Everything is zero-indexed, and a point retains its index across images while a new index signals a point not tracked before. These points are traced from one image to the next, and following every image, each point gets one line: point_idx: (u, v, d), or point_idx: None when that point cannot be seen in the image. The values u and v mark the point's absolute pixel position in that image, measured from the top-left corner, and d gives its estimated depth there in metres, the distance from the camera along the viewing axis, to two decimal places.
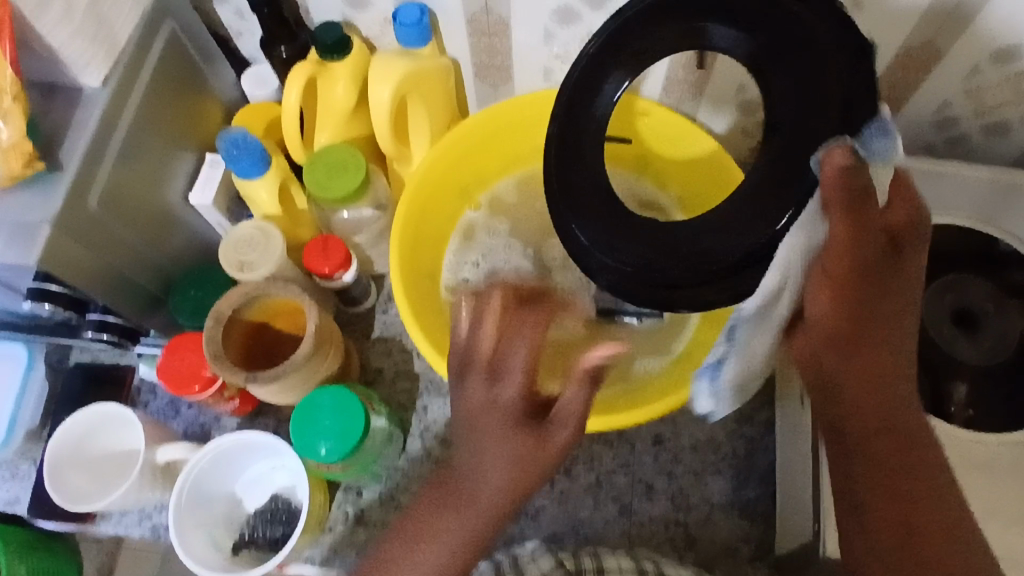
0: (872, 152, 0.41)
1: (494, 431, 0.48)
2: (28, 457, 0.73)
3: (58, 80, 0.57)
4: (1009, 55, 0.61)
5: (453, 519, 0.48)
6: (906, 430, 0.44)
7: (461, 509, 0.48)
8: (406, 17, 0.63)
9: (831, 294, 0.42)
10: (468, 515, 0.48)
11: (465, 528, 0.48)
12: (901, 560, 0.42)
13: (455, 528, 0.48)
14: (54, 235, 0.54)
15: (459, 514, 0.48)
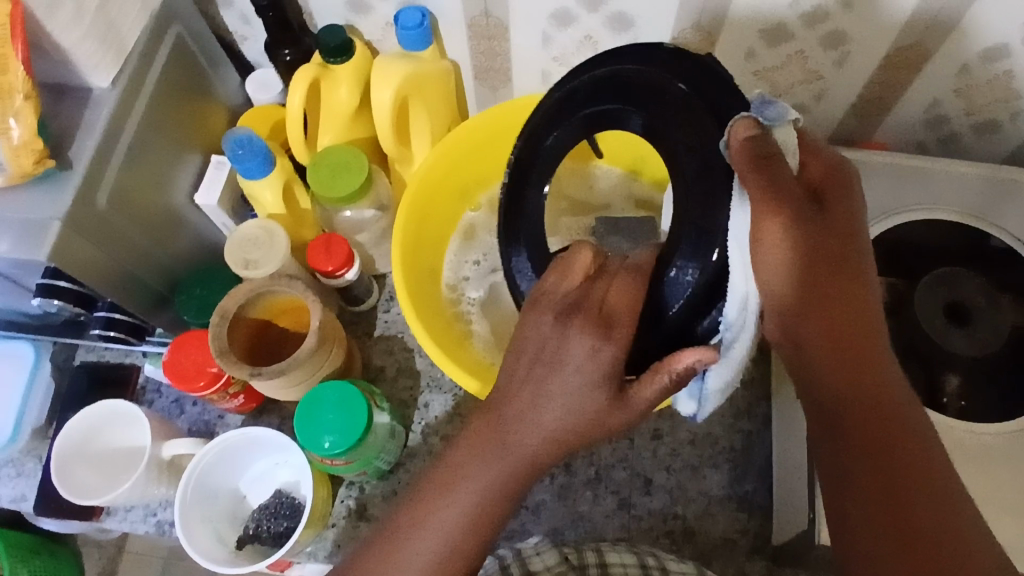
0: (770, 120, 0.44)
1: (536, 390, 0.46)
2: (34, 455, 0.74)
3: (68, 82, 0.58)
4: (996, 54, 0.63)
5: (482, 470, 0.47)
6: (877, 393, 0.46)
7: (497, 458, 0.47)
8: (407, 21, 0.65)
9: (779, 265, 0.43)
10: (500, 468, 0.47)
11: (497, 481, 0.47)
12: (879, 521, 0.45)
13: (486, 476, 0.48)
14: (63, 231, 0.55)
15: (488, 467, 0.47)
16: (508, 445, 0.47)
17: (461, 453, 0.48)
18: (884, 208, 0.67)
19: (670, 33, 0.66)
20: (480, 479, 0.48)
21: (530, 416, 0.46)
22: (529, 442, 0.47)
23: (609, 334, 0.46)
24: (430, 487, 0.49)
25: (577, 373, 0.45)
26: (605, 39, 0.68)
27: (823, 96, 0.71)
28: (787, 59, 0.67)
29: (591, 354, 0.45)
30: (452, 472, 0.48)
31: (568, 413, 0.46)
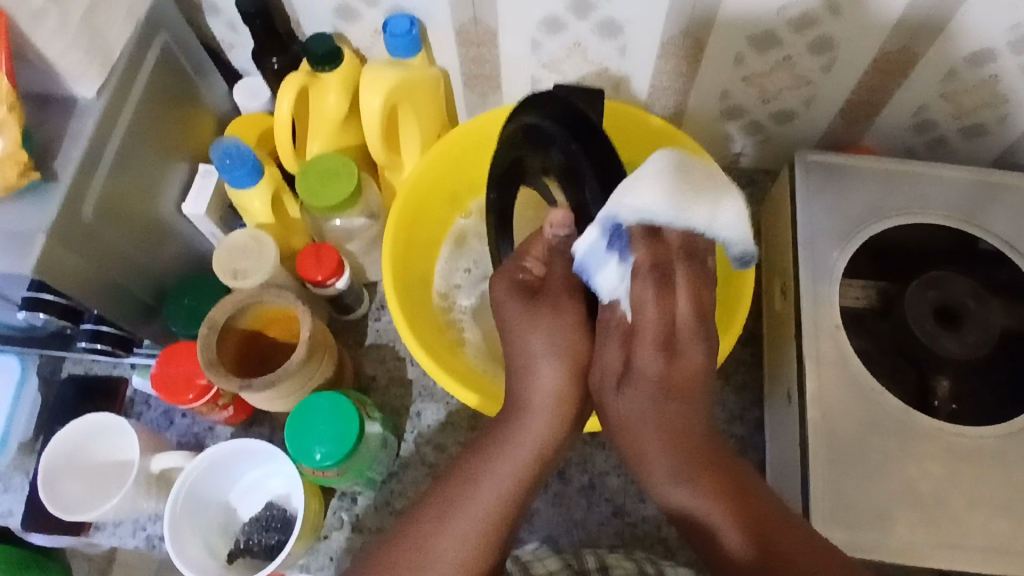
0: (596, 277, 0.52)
1: (520, 342, 0.54)
2: (21, 470, 0.73)
3: (52, 92, 0.57)
4: (982, 59, 0.63)
5: (515, 432, 0.52)
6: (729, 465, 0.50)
7: (519, 425, 0.53)
8: (396, 29, 0.65)
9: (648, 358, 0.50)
10: (529, 421, 0.53)
11: (531, 442, 0.52)
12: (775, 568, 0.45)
13: (519, 440, 0.52)
14: (48, 244, 0.54)
15: (516, 434, 0.52)
16: (528, 401, 0.53)
17: (489, 437, 0.53)
18: (877, 211, 0.66)
19: (659, 40, 0.66)
20: (514, 448, 0.52)
21: (533, 365, 0.53)
22: (540, 391, 0.53)
23: (500, 271, 0.60)
24: (464, 469, 0.52)
25: (510, 302, 0.56)
26: (595, 46, 0.68)
27: (812, 101, 0.71)
28: (775, 64, 0.67)
29: (516, 291, 0.57)
30: (487, 451, 0.52)
31: (548, 343, 0.53)
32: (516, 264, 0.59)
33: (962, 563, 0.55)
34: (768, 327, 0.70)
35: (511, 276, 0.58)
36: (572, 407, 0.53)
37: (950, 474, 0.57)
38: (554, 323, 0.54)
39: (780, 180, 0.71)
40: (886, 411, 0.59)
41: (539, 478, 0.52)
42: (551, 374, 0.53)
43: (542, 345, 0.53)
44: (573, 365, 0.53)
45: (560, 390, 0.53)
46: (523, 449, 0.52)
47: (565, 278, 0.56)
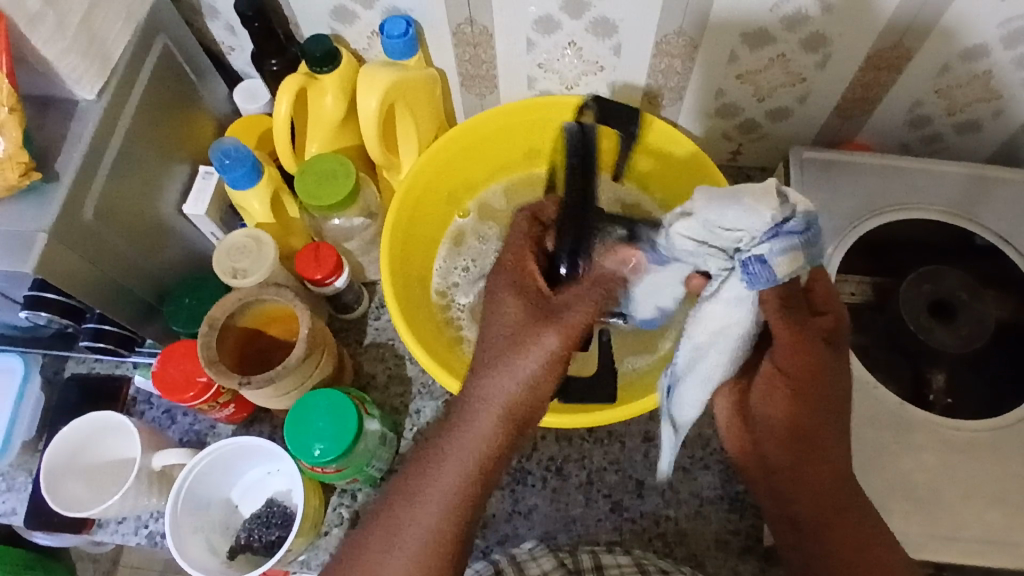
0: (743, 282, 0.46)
1: (493, 353, 0.51)
2: (24, 468, 0.74)
3: (53, 95, 0.58)
4: (975, 54, 0.63)
5: (454, 448, 0.50)
6: (839, 491, 0.52)
7: (461, 440, 0.50)
8: (393, 30, 0.65)
9: (775, 399, 0.52)
10: (468, 435, 0.50)
11: (470, 457, 0.50)
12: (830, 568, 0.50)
13: (459, 455, 0.50)
14: (50, 243, 0.55)
15: (456, 450, 0.50)
16: (468, 415, 0.51)
17: (430, 447, 0.51)
18: (872, 207, 0.67)
19: (654, 39, 0.67)
20: (453, 467, 0.50)
21: (492, 377, 0.50)
22: (487, 407, 0.50)
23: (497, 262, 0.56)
24: (401, 490, 0.50)
25: (502, 295, 0.53)
26: (590, 45, 0.68)
27: (806, 98, 0.72)
28: (770, 62, 0.67)
29: (513, 285, 0.54)
30: (426, 464, 0.50)
31: (527, 360, 0.50)
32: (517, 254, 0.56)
33: (958, 554, 0.55)
34: None
35: (524, 269, 0.55)
36: (519, 418, 0.51)
37: (945, 466, 0.58)
38: (531, 332, 0.50)
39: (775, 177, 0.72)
40: (880, 404, 0.59)
41: (485, 493, 0.51)
42: (504, 392, 0.50)
43: (509, 363, 0.50)
44: (530, 387, 0.50)
45: (509, 407, 0.50)
46: (460, 469, 0.50)
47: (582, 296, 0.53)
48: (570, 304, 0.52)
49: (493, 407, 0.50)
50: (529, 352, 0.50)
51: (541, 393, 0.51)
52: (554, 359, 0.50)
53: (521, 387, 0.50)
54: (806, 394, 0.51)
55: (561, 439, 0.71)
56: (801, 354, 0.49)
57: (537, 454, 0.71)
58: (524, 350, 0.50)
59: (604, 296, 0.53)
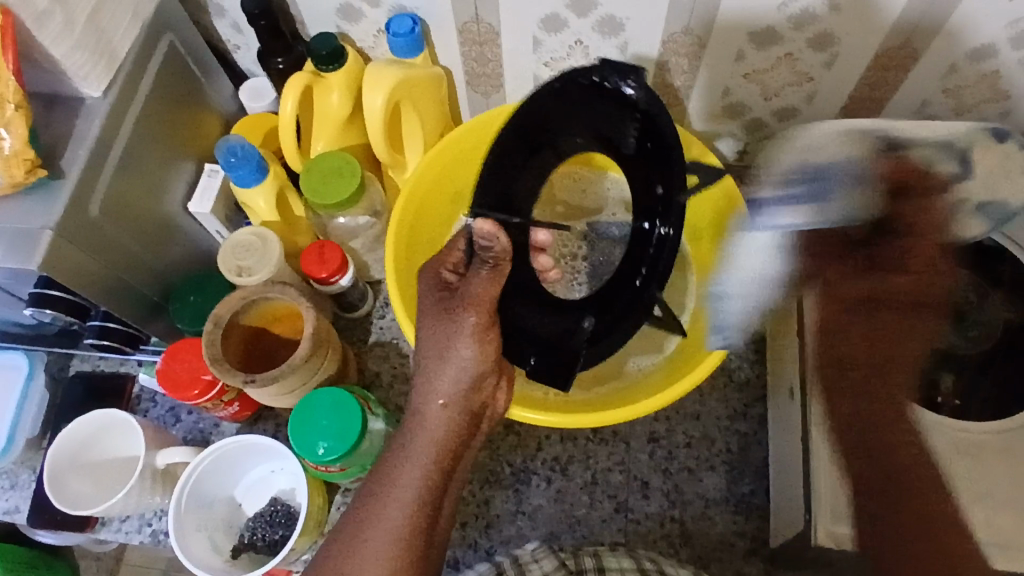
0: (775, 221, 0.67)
1: (433, 348, 0.52)
2: (28, 466, 0.74)
3: (60, 92, 0.58)
4: (984, 53, 0.63)
5: (409, 446, 0.50)
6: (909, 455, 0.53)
7: (413, 446, 0.50)
8: (398, 28, 0.65)
9: (853, 315, 0.59)
10: (420, 433, 0.51)
11: (428, 453, 0.50)
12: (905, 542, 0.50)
13: (417, 453, 0.50)
14: (55, 240, 0.55)
15: (412, 454, 0.50)
16: (417, 411, 0.51)
17: (386, 458, 0.50)
18: None
19: (660, 37, 0.66)
20: (413, 471, 0.49)
21: (434, 377, 0.51)
22: (433, 407, 0.51)
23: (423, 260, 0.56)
24: (361, 508, 0.48)
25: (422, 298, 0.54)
26: (596, 44, 0.68)
27: (814, 97, 0.71)
28: (777, 61, 0.67)
29: (428, 287, 0.54)
30: (388, 464, 0.50)
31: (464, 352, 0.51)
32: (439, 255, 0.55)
33: None
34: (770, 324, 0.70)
35: (434, 266, 0.55)
36: (465, 412, 0.52)
37: (952, 469, 0.57)
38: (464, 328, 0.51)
39: (782, 176, 0.72)
40: None
41: (443, 489, 0.50)
42: (449, 391, 0.51)
43: (450, 359, 0.51)
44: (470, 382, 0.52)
45: (454, 402, 0.51)
46: (418, 473, 0.49)
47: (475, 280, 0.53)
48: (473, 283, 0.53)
49: (439, 403, 0.51)
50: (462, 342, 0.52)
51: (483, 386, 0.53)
52: (489, 344, 0.52)
53: (466, 382, 0.52)
54: (876, 339, 0.57)
55: (566, 439, 0.71)
56: (914, 280, 0.59)
57: (542, 454, 0.70)
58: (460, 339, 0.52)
59: (498, 267, 0.54)
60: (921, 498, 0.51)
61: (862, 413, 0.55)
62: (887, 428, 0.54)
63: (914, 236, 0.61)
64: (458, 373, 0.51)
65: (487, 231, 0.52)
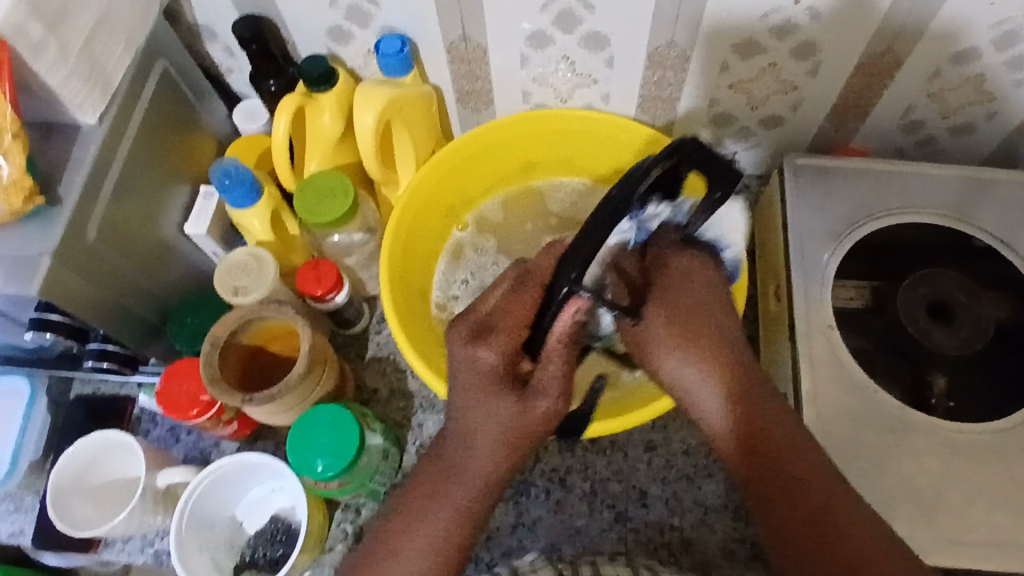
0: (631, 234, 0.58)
1: (477, 417, 0.53)
2: (31, 490, 0.75)
3: (56, 120, 0.59)
4: (967, 57, 0.64)
5: (443, 497, 0.53)
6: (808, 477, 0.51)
7: (452, 478, 0.53)
8: (388, 48, 0.66)
9: (689, 309, 0.57)
10: (458, 485, 0.53)
11: (458, 514, 0.52)
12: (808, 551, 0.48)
13: (455, 500, 0.52)
14: (53, 266, 0.56)
15: (446, 502, 0.52)
16: (460, 470, 0.53)
17: (424, 480, 0.54)
18: (867, 212, 0.67)
19: (645, 50, 0.67)
20: (451, 496, 0.52)
21: (476, 439, 0.53)
22: (481, 462, 0.53)
23: (485, 332, 0.55)
24: (406, 510, 0.53)
25: (477, 377, 0.54)
26: (582, 58, 0.69)
27: (800, 105, 0.72)
28: (761, 71, 0.68)
29: (484, 361, 0.54)
30: (424, 492, 0.53)
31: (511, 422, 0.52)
32: (506, 332, 0.55)
33: (964, 559, 0.55)
34: (764, 330, 0.70)
35: (496, 341, 0.54)
36: (499, 486, 0.54)
37: (949, 470, 0.57)
38: (529, 413, 0.53)
39: (771, 184, 0.72)
40: (882, 409, 0.59)
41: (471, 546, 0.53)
42: (499, 454, 0.53)
43: (481, 422, 0.53)
44: (522, 443, 0.53)
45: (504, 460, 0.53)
46: (452, 506, 0.52)
47: (558, 375, 0.53)
48: (545, 373, 0.53)
49: (488, 465, 0.53)
50: (505, 415, 0.52)
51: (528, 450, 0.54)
52: (551, 417, 0.53)
53: (520, 446, 0.53)
54: (706, 316, 0.57)
55: (564, 449, 0.71)
56: (708, 300, 0.57)
57: (540, 465, 0.71)
58: (514, 414, 0.52)
59: (569, 352, 0.54)
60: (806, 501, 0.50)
61: (763, 458, 0.52)
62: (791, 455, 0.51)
63: (696, 268, 0.58)
64: (498, 441, 0.53)
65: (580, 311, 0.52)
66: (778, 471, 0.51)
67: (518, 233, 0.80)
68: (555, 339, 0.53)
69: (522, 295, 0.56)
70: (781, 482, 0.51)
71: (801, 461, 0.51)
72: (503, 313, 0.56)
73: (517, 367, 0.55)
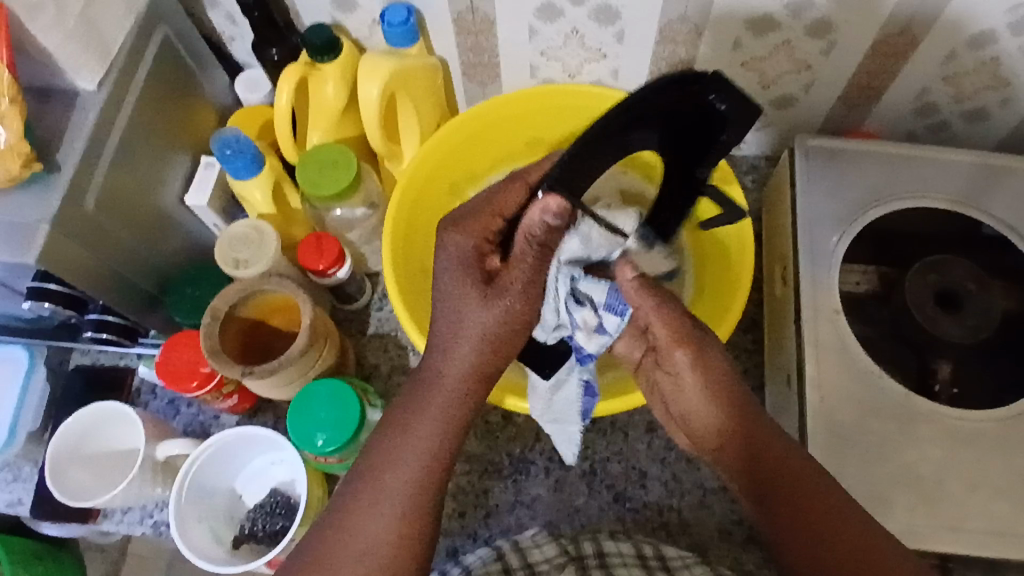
0: None
1: (448, 312, 0.51)
2: (30, 459, 0.74)
3: (55, 85, 0.58)
4: (984, 40, 0.62)
5: (423, 416, 0.51)
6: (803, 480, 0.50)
7: (430, 397, 0.52)
8: (393, 17, 0.65)
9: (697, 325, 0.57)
10: (435, 399, 0.52)
11: (438, 434, 0.51)
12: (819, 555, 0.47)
13: (433, 420, 0.51)
14: (52, 234, 0.55)
15: (425, 413, 0.51)
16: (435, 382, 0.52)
17: (405, 403, 0.52)
18: (876, 195, 0.66)
19: (657, 26, 0.66)
20: (424, 430, 0.51)
21: (452, 342, 0.51)
22: (455, 374, 0.52)
23: (460, 223, 0.53)
24: (388, 432, 0.51)
25: (452, 268, 0.52)
26: (593, 32, 0.68)
27: (811, 86, 0.71)
28: (774, 48, 0.67)
29: (460, 259, 0.52)
30: (405, 412, 0.52)
31: (481, 319, 0.51)
32: (481, 222, 0.53)
33: (962, 545, 0.55)
34: (768, 314, 0.70)
35: (471, 231, 0.52)
36: (474, 394, 0.52)
37: (950, 457, 0.57)
38: (498, 311, 0.51)
39: (780, 165, 0.71)
40: (886, 395, 0.59)
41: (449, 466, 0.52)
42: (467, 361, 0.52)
43: (462, 323, 0.51)
44: (487, 350, 0.52)
45: (470, 374, 0.52)
46: (431, 436, 0.51)
47: (526, 271, 0.52)
48: (514, 273, 0.52)
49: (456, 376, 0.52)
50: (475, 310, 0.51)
51: (499, 355, 0.52)
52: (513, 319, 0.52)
53: (475, 348, 0.51)
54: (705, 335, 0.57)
55: None
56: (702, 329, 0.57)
57: (540, 444, 0.71)
58: (480, 311, 0.51)
59: (544, 253, 0.53)
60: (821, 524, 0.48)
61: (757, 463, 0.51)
62: (777, 458, 0.51)
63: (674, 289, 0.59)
64: (475, 342, 0.51)
65: (554, 210, 0.49)
66: (781, 481, 0.50)
67: None
68: (525, 233, 0.51)
69: (499, 194, 0.54)
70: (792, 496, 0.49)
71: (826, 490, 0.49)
72: (478, 208, 0.54)
73: (488, 261, 0.53)
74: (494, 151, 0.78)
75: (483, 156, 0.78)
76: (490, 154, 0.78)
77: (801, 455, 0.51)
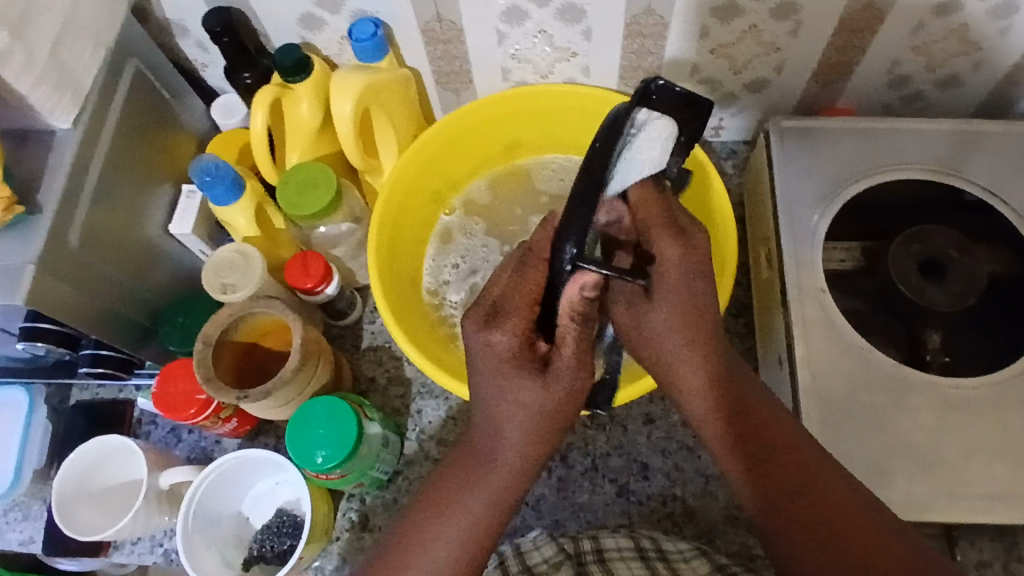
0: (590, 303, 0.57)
1: (499, 400, 0.49)
2: (39, 497, 0.75)
3: (31, 128, 0.58)
4: (950, 8, 0.63)
5: (471, 490, 0.50)
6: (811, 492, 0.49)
7: (482, 473, 0.50)
8: (361, 33, 0.65)
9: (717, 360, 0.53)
10: (489, 478, 0.50)
11: (485, 506, 0.50)
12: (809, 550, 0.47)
13: (481, 493, 0.50)
14: (39, 274, 0.56)
15: (474, 489, 0.50)
16: (487, 462, 0.51)
17: (454, 474, 0.51)
18: (854, 171, 0.66)
19: (623, 20, 0.66)
20: (474, 496, 0.50)
21: (505, 429, 0.50)
22: (507, 454, 0.50)
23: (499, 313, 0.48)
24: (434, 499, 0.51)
25: (501, 365, 0.48)
26: (559, 32, 0.68)
27: (783, 67, 0.71)
28: (741, 34, 0.67)
29: (506, 350, 0.48)
30: (453, 484, 0.51)
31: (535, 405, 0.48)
32: (520, 311, 0.48)
33: (963, 512, 0.55)
34: (757, 299, 0.70)
35: (514, 324, 0.48)
36: (528, 471, 0.51)
37: (946, 427, 0.57)
38: (552, 397, 0.48)
39: (757, 149, 0.71)
40: (878, 369, 0.59)
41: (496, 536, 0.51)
42: (523, 444, 0.50)
43: (513, 412, 0.49)
44: (543, 432, 0.50)
45: (524, 451, 0.50)
46: (479, 507, 0.50)
47: (576, 355, 0.48)
48: (565, 352, 0.48)
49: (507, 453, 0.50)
50: (527, 396, 0.48)
51: (550, 432, 0.50)
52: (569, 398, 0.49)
53: (531, 432, 0.50)
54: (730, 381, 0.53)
55: None
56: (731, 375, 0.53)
57: None
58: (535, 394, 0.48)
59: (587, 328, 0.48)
60: (817, 506, 0.49)
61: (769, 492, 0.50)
62: (805, 493, 0.49)
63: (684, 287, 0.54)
64: (528, 428, 0.49)
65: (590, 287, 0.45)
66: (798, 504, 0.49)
67: (506, 215, 0.80)
68: (569, 313, 0.47)
69: (528, 266, 0.48)
70: (784, 479, 0.50)
71: (821, 476, 0.50)
72: (513, 290, 0.48)
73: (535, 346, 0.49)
74: (472, 157, 0.78)
75: (461, 165, 0.78)
76: (469, 161, 0.79)
77: (815, 468, 0.51)
